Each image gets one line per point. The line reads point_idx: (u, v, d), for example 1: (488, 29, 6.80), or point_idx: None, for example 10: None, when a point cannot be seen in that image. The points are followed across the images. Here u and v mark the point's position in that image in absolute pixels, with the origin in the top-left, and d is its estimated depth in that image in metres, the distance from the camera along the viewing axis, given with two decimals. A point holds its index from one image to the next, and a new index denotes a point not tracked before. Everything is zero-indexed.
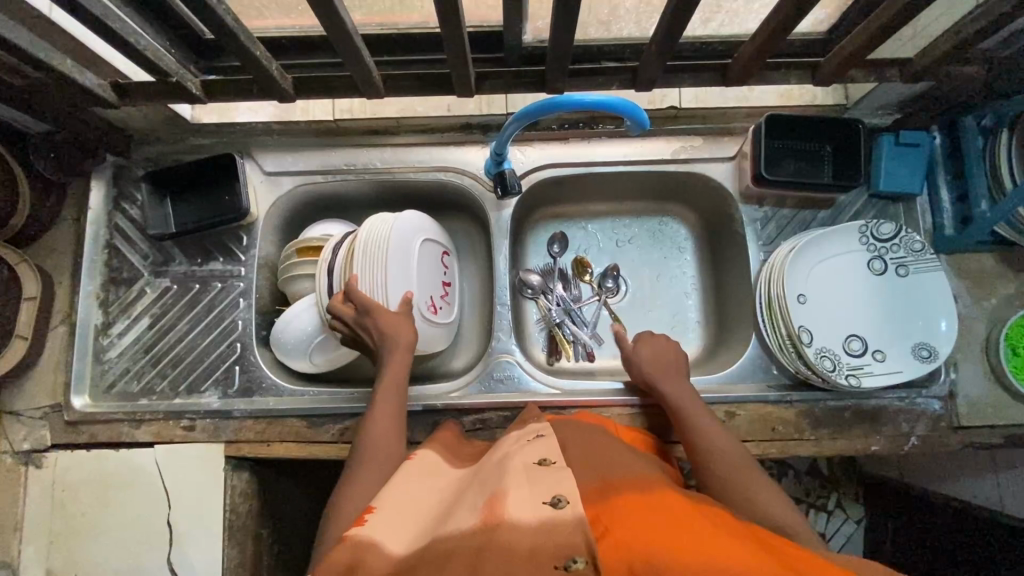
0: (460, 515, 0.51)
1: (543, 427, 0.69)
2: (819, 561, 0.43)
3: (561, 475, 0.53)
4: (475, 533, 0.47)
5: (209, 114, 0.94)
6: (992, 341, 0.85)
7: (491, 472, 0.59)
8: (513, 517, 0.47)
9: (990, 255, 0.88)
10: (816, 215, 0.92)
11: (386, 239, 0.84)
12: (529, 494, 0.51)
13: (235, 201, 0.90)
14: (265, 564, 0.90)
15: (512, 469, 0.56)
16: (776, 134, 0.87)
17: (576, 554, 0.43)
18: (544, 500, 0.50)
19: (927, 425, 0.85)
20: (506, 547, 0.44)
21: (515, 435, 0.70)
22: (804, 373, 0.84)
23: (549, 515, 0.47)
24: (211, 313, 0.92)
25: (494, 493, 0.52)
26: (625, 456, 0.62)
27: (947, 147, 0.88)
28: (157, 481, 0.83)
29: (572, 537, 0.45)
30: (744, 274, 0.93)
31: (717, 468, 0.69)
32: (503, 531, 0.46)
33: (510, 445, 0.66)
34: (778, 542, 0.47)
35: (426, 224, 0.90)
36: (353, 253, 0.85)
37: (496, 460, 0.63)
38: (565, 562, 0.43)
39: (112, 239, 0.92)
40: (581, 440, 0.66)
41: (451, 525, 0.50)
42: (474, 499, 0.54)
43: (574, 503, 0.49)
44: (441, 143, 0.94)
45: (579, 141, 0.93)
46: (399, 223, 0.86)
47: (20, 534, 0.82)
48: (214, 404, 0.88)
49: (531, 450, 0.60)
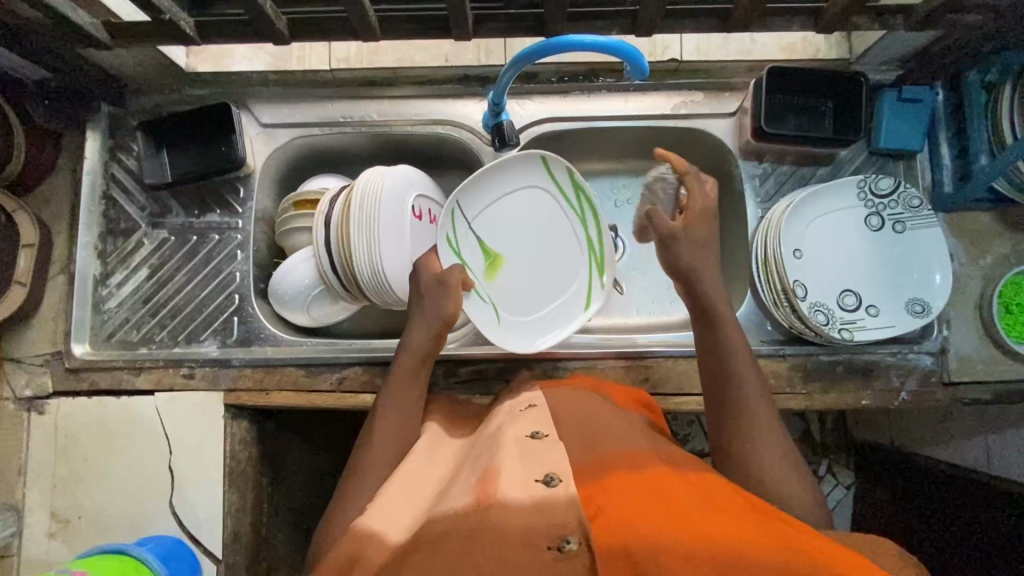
0: (455, 492, 0.54)
1: (535, 399, 0.69)
2: (798, 530, 0.46)
3: (555, 453, 0.54)
4: (469, 515, 0.50)
5: (203, 63, 0.92)
6: (985, 298, 0.85)
7: (486, 444, 0.61)
8: (505, 497, 0.49)
9: (986, 213, 0.88)
10: (815, 172, 0.92)
11: (519, 186, 0.86)
12: (522, 471, 0.52)
13: (231, 152, 0.90)
14: (266, 512, 0.92)
15: (504, 441, 0.57)
16: (778, 87, 0.86)
17: (569, 535, 0.46)
18: (537, 479, 0.51)
19: (917, 380, 0.85)
20: (503, 533, 0.47)
21: (510, 404, 0.70)
22: (797, 328, 0.84)
23: (541, 495, 0.49)
24: (208, 264, 0.92)
25: (486, 469, 0.54)
26: (619, 426, 0.62)
27: (949, 103, 0.88)
28: (158, 426, 0.85)
29: (566, 517, 0.47)
30: (741, 231, 0.94)
31: (729, 391, 0.65)
32: (495, 515, 0.48)
33: (501, 417, 0.66)
34: (764, 511, 0.49)
35: (468, 187, 0.81)
36: (582, 182, 0.86)
37: (490, 433, 0.63)
38: (558, 544, 0.46)
39: (108, 190, 0.92)
40: (573, 406, 0.66)
41: (448, 503, 0.53)
42: (467, 474, 0.56)
43: (566, 480, 0.50)
44: (438, 95, 0.93)
45: (579, 96, 0.92)
46: (495, 179, 0.83)
47: (26, 477, 0.84)
48: (212, 352, 0.89)
49: (522, 424, 0.60)
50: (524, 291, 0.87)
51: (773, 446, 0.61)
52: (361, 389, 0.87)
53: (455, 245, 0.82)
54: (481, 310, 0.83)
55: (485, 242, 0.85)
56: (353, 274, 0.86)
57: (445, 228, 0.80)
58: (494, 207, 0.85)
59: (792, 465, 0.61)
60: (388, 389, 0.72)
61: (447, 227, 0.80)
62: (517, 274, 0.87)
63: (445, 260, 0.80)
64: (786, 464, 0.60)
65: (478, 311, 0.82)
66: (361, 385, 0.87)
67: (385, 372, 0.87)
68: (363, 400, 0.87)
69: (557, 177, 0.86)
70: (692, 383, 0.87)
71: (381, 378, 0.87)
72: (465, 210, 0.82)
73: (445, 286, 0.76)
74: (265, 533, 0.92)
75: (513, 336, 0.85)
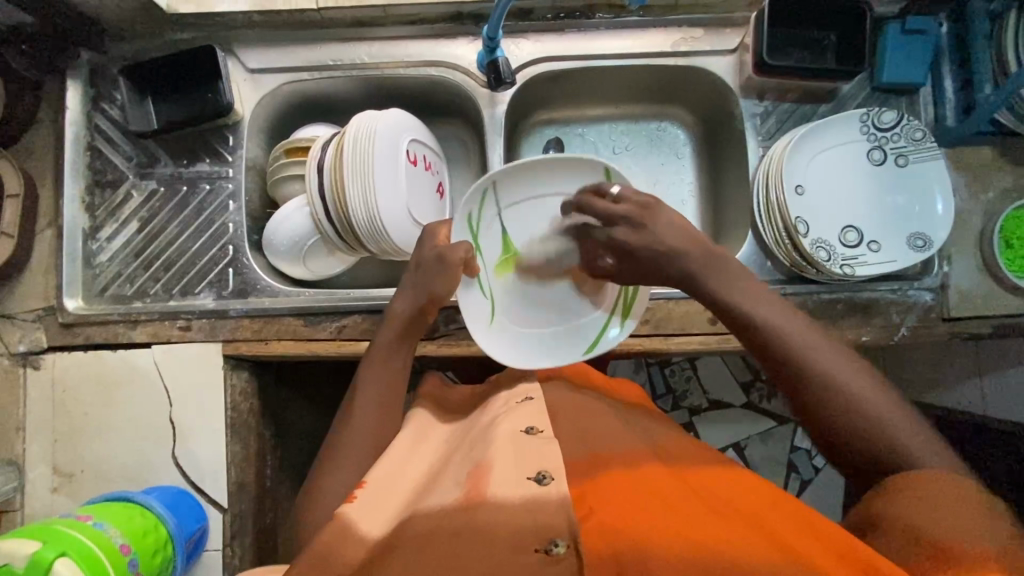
0: (444, 487, 0.55)
1: (532, 390, 0.69)
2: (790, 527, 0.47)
3: (549, 448, 0.55)
4: (460, 510, 0.50)
5: (185, 5, 0.87)
6: (986, 234, 0.85)
7: (479, 437, 0.61)
8: (496, 494, 0.50)
9: (989, 148, 0.87)
10: (818, 109, 0.90)
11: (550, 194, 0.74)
12: (514, 469, 0.53)
13: (219, 98, 0.87)
14: (269, 465, 0.92)
15: (499, 437, 0.57)
16: (779, 20, 0.84)
17: (558, 538, 0.46)
18: (529, 476, 0.52)
19: (917, 316, 0.85)
20: (490, 531, 0.47)
21: (505, 395, 0.70)
22: (794, 263, 0.84)
23: (533, 493, 0.50)
24: (200, 216, 0.90)
25: (480, 464, 0.54)
26: (614, 425, 0.64)
27: (952, 35, 0.86)
28: (156, 378, 0.84)
29: (555, 518, 0.47)
30: (742, 171, 0.92)
31: (800, 373, 0.58)
32: (484, 512, 0.49)
33: (497, 408, 0.66)
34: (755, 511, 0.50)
35: (510, 170, 0.71)
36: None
37: (482, 425, 0.63)
38: (547, 547, 0.46)
39: (93, 141, 0.89)
40: (571, 406, 0.66)
41: (436, 498, 0.53)
42: (459, 467, 0.57)
43: (558, 480, 0.51)
44: (431, 36, 0.90)
45: (575, 34, 0.90)
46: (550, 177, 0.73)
47: (24, 433, 0.83)
48: (208, 304, 0.87)
49: (517, 417, 0.61)
50: (534, 309, 0.78)
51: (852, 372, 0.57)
52: (361, 337, 0.86)
53: (477, 229, 0.73)
54: (478, 301, 0.74)
55: (512, 239, 0.75)
56: (350, 223, 0.84)
57: (470, 207, 0.71)
58: (535, 202, 0.74)
59: (904, 414, 0.56)
60: (367, 361, 0.71)
61: (472, 205, 0.71)
62: (536, 281, 0.78)
63: (456, 236, 0.72)
64: (874, 393, 0.56)
65: (475, 303, 0.74)
66: (361, 333, 0.87)
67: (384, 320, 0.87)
68: (363, 348, 0.86)
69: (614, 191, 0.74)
70: (694, 323, 0.86)
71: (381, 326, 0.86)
72: (498, 193, 0.73)
73: (445, 262, 0.70)
74: (269, 485, 0.92)
75: (506, 343, 0.75)
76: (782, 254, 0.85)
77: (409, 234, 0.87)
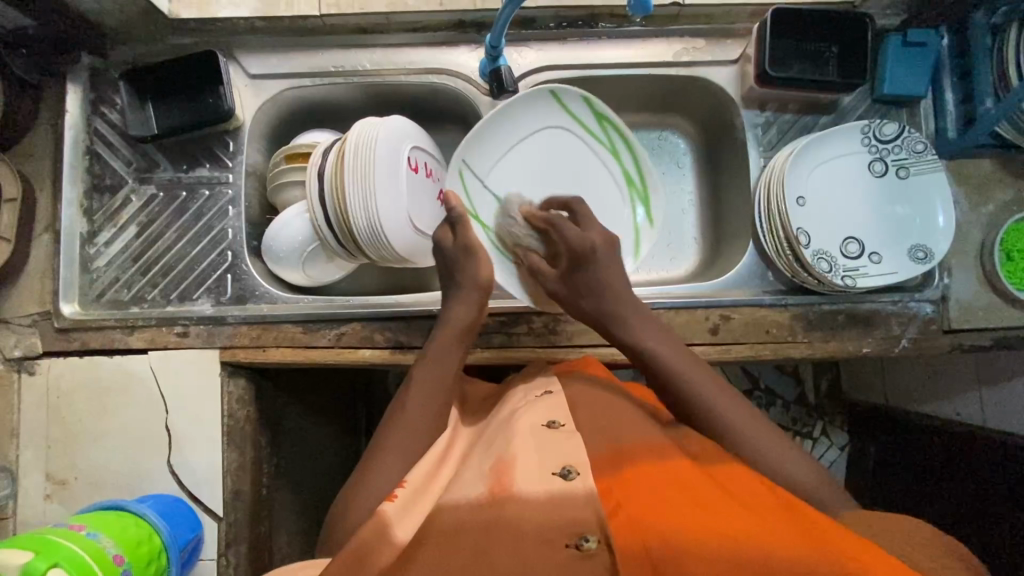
0: (468, 479, 0.54)
1: (550, 385, 0.68)
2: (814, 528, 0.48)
3: (572, 442, 0.55)
4: (486, 507, 0.50)
5: (186, 9, 0.87)
6: (986, 246, 0.85)
7: (498, 431, 0.61)
8: (522, 490, 0.50)
9: (990, 160, 0.87)
10: (819, 120, 0.90)
11: (532, 129, 0.88)
12: (539, 465, 0.53)
13: (219, 104, 0.87)
14: (266, 473, 0.91)
15: (520, 430, 0.57)
16: (781, 31, 0.84)
17: (588, 533, 0.47)
18: (554, 471, 0.52)
19: (917, 328, 0.85)
20: (516, 527, 0.48)
21: (523, 389, 0.70)
22: (800, 276, 0.84)
23: (559, 489, 0.50)
24: (200, 221, 0.89)
25: (502, 457, 0.54)
26: (633, 415, 0.63)
27: (953, 47, 0.86)
28: (153, 385, 0.83)
29: (584, 514, 0.48)
30: (743, 181, 0.92)
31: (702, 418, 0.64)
32: (510, 508, 0.49)
33: (516, 402, 0.66)
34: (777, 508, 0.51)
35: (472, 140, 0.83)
36: (606, 112, 0.88)
37: (502, 420, 0.63)
38: (576, 542, 0.46)
39: (92, 145, 0.89)
40: (590, 400, 0.64)
41: (460, 491, 0.53)
42: (480, 461, 0.57)
43: (584, 474, 0.51)
44: (433, 44, 0.90)
45: (577, 43, 0.90)
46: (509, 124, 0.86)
47: (17, 440, 0.82)
48: (206, 310, 0.87)
49: (537, 410, 0.61)
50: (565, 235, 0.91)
51: (722, 398, 0.64)
52: (360, 344, 0.86)
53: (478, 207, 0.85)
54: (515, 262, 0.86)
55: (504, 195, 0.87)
56: (350, 230, 0.83)
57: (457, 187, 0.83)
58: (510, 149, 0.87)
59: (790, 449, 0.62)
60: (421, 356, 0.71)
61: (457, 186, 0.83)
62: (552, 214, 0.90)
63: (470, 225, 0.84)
64: (764, 435, 0.62)
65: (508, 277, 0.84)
66: (360, 341, 0.86)
67: (384, 328, 0.86)
68: (362, 356, 0.86)
69: (574, 112, 0.87)
70: (694, 333, 0.84)
71: (381, 333, 0.86)
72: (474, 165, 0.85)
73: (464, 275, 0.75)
74: (266, 493, 0.91)
75: None
76: (783, 265, 0.85)
77: (408, 242, 0.86)
